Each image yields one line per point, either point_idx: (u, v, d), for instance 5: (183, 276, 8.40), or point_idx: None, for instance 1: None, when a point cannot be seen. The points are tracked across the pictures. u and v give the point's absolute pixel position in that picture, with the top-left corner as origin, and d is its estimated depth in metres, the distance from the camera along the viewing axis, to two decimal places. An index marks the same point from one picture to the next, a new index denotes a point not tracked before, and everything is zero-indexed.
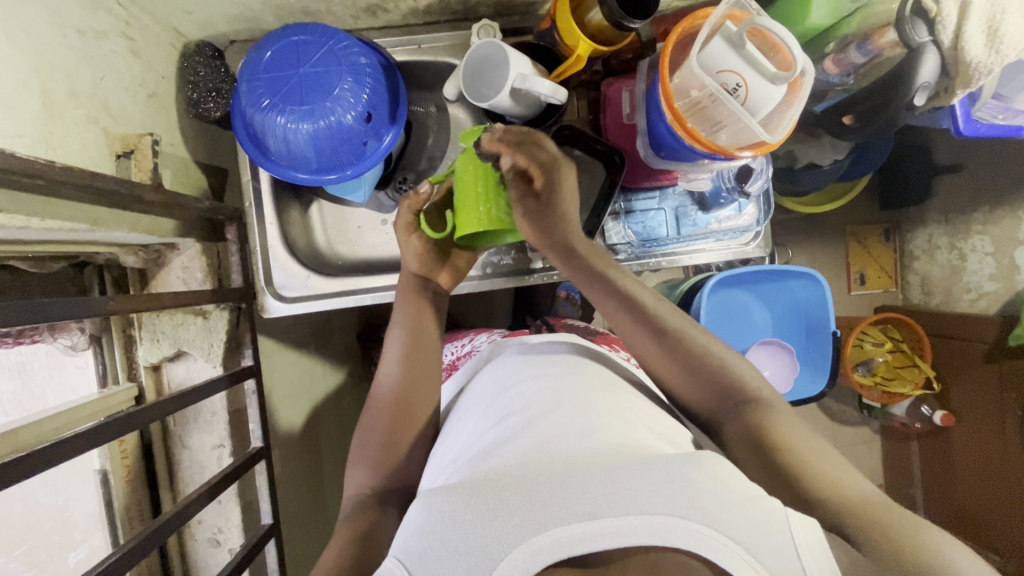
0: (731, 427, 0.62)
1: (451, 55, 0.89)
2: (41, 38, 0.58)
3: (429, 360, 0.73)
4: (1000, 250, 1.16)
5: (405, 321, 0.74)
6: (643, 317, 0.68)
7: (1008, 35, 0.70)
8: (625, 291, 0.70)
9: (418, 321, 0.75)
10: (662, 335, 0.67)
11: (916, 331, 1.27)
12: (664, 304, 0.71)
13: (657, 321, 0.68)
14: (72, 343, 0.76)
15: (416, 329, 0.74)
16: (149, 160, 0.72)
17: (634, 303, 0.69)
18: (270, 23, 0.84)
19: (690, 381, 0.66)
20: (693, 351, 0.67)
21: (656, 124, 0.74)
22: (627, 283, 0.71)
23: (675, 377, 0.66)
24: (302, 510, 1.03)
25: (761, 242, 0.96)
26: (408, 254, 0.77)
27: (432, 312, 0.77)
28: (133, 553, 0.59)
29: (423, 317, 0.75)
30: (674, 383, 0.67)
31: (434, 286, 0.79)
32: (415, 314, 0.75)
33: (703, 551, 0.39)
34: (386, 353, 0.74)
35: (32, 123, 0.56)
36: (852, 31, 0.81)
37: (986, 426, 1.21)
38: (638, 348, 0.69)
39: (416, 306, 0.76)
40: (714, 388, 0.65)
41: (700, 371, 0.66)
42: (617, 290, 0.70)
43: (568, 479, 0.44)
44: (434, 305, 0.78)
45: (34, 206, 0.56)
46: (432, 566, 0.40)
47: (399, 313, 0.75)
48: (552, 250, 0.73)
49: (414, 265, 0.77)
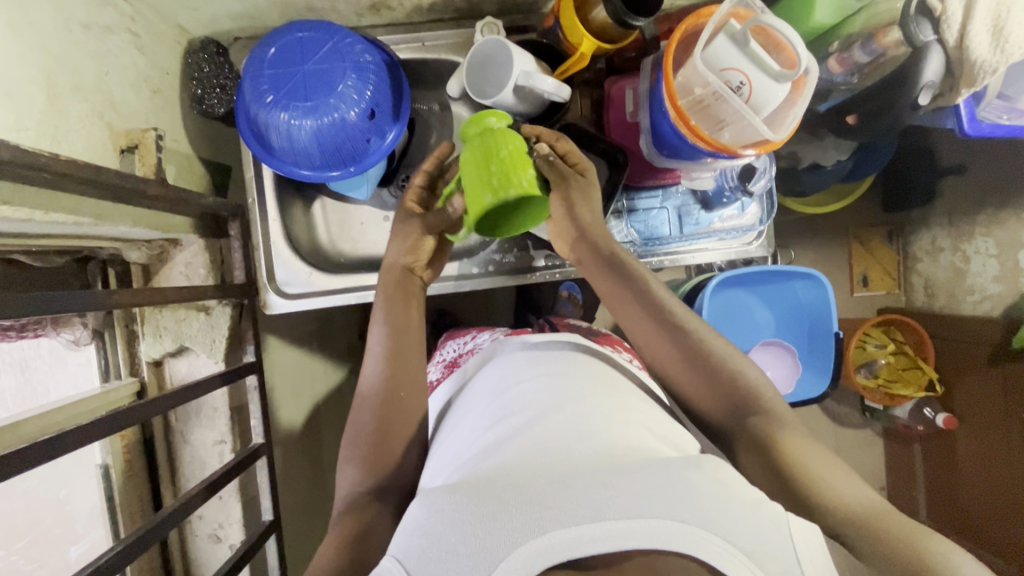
0: (744, 440, 0.62)
1: (455, 52, 0.89)
2: (47, 32, 0.58)
3: (413, 362, 0.71)
4: (1005, 252, 1.16)
5: (385, 317, 0.73)
6: (662, 317, 0.68)
7: (1012, 34, 0.69)
8: (646, 288, 0.69)
9: (395, 314, 0.72)
10: (677, 333, 0.67)
11: (920, 333, 1.27)
12: (682, 308, 0.70)
13: (675, 322, 0.68)
14: (74, 338, 0.77)
15: (397, 323, 0.72)
16: (153, 155, 0.71)
17: (654, 300, 0.69)
18: (274, 20, 0.84)
19: (703, 386, 0.65)
20: (708, 356, 0.66)
21: (660, 121, 0.74)
22: (652, 282, 0.70)
23: (692, 386, 0.66)
24: (302, 508, 1.03)
25: (765, 241, 0.95)
26: (397, 247, 0.75)
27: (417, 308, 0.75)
28: (134, 547, 0.59)
29: (406, 313, 0.73)
30: (687, 386, 0.66)
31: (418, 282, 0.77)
32: (398, 315, 0.73)
33: (704, 555, 0.39)
34: (368, 351, 0.72)
35: (37, 116, 0.56)
36: (857, 30, 0.81)
37: (989, 429, 1.20)
38: (655, 348, 0.68)
39: (399, 299, 0.74)
40: (729, 395, 0.64)
41: (712, 371, 0.65)
42: (639, 288, 0.69)
43: (568, 482, 0.44)
44: (417, 300, 0.76)
45: (40, 199, 0.56)
46: (432, 567, 0.40)
47: (383, 310, 0.73)
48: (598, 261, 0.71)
49: (400, 256, 0.75)
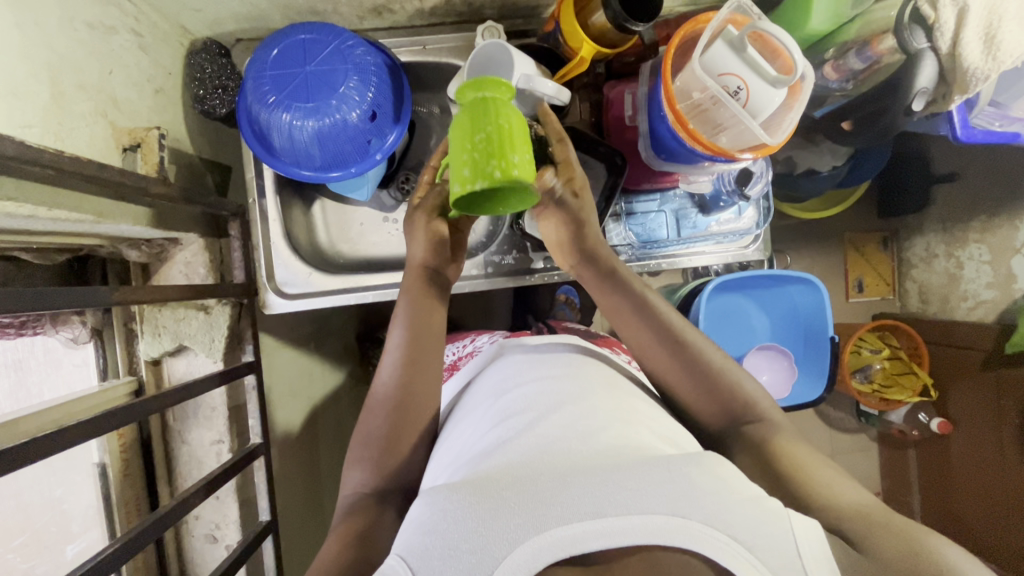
0: (740, 444, 0.62)
1: (456, 56, 0.89)
2: (52, 31, 0.59)
3: (431, 360, 0.70)
4: (997, 259, 1.17)
5: (407, 321, 0.71)
6: (668, 338, 0.67)
7: (1005, 42, 0.70)
8: (653, 309, 0.69)
9: (416, 318, 0.71)
10: (684, 353, 0.67)
11: (915, 339, 1.28)
12: (688, 325, 0.70)
13: (681, 343, 0.67)
14: (73, 336, 0.77)
15: (415, 328, 0.71)
16: (156, 154, 0.73)
17: (661, 321, 0.68)
18: (276, 22, 0.85)
19: (704, 398, 0.65)
20: (711, 370, 0.66)
21: (658, 125, 0.75)
22: (657, 301, 0.70)
23: (694, 400, 0.66)
24: (299, 510, 1.03)
25: (760, 245, 0.97)
26: (416, 243, 0.74)
27: (439, 308, 0.74)
28: (130, 546, 0.59)
29: (429, 317, 0.72)
30: (688, 398, 0.66)
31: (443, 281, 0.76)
32: (418, 315, 0.72)
33: (704, 550, 0.40)
34: (386, 352, 0.72)
35: (41, 113, 0.57)
36: (851, 37, 0.83)
37: (983, 435, 1.21)
38: (659, 366, 0.67)
39: (424, 302, 0.73)
40: (728, 406, 0.65)
41: (715, 385, 0.65)
42: (646, 308, 0.69)
43: (568, 480, 0.44)
44: (440, 302, 0.75)
45: (45, 196, 0.56)
46: (435, 564, 0.40)
47: (403, 308, 0.72)
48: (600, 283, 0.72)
49: (421, 253, 0.74)
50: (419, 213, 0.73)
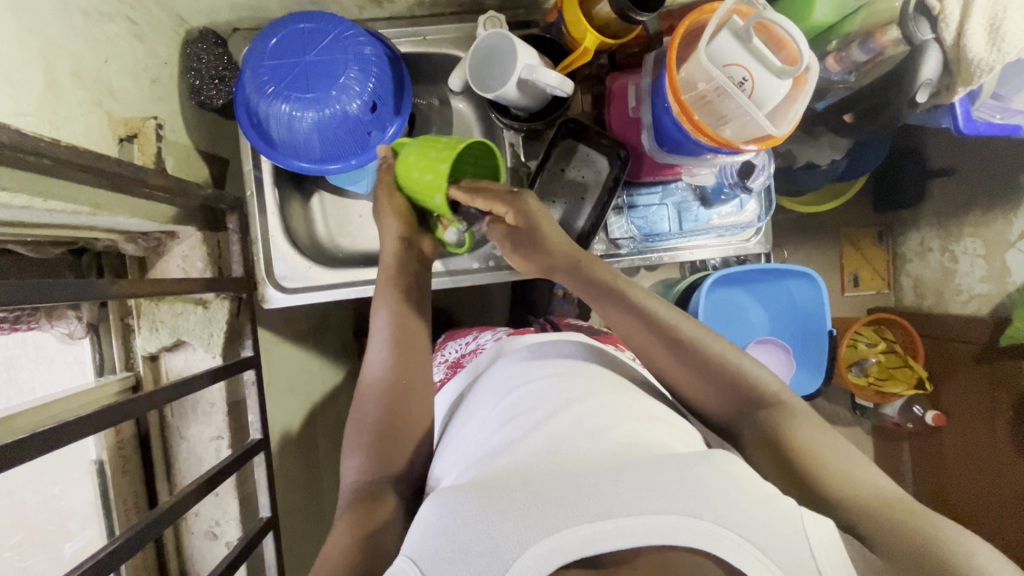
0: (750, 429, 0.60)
1: (457, 46, 0.88)
2: (48, 18, 0.57)
3: (415, 346, 0.71)
4: (992, 252, 1.19)
5: (389, 304, 0.72)
6: (658, 329, 0.66)
7: (1010, 33, 0.70)
8: (651, 313, 0.67)
9: (398, 301, 0.73)
10: (692, 352, 0.64)
11: (909, 331, 1.29)
12: (693, 325, 0.67)
13: (671, 331, 0.65)
14: (69, 331, 0.76)
15: (400, 313, 0.71)
16: (153, 144, 0.71)
17: (663, 324, 0.66)
18: (274, 11, 0.83)
19: (714, 391, 0.63)
20: (724, 365, 0.63)
21: (662, 117, 0.74)
22: (657, 307, 0.68)
23: (708, 398, 0.63)
24: (299, 506, 1.02)
25: (762, 238, 0.96)
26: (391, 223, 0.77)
27: (415, 291, 0.75)
28: (131, 543, 0.58)
29: (407, 297, 0.73)
30: (704, 397, 0.63)
31: (420, 257, 0.79)
32: (400, 299, 0.73)
33: (718, 551, 0.39)
34: (373, 340, 0.71)
35: (36, 102, 0.55)
36: (855, 29, 0.81)
37: (975, 426, 1.22)
38: (662, 366, 0.65)
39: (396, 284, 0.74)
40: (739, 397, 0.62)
41: (729, 381, 0.62)
42: (641, 312, 0.67)
43: (579, 480, 0.44)
44: (416, 281, 0.76)
45: (39, 186, 0.55)
46: (446, 568, 0.40)
47: (383, 293, 0.73)
48: (597, 296, 0.70)
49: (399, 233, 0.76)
50: (382, 192, 0.78)
